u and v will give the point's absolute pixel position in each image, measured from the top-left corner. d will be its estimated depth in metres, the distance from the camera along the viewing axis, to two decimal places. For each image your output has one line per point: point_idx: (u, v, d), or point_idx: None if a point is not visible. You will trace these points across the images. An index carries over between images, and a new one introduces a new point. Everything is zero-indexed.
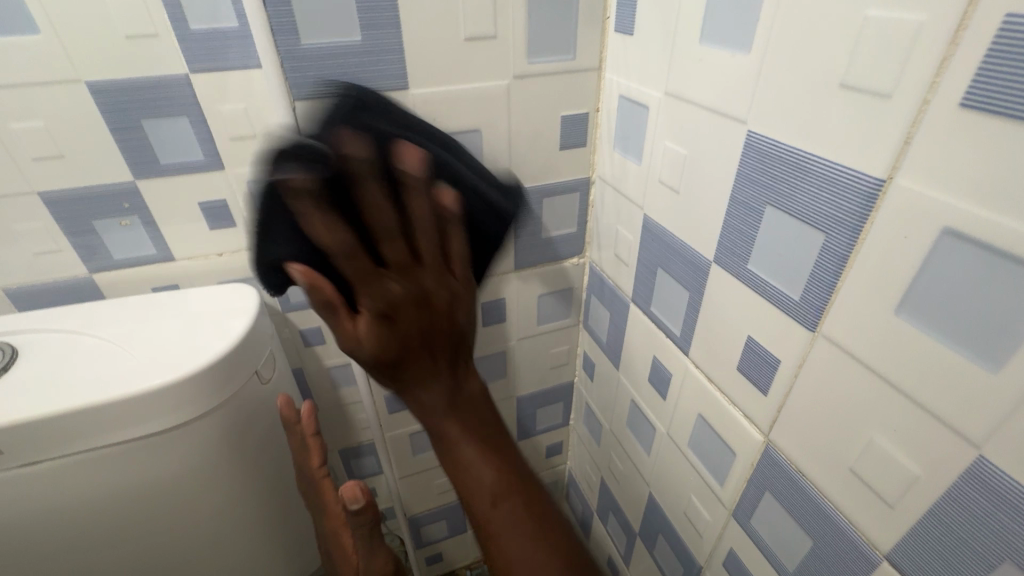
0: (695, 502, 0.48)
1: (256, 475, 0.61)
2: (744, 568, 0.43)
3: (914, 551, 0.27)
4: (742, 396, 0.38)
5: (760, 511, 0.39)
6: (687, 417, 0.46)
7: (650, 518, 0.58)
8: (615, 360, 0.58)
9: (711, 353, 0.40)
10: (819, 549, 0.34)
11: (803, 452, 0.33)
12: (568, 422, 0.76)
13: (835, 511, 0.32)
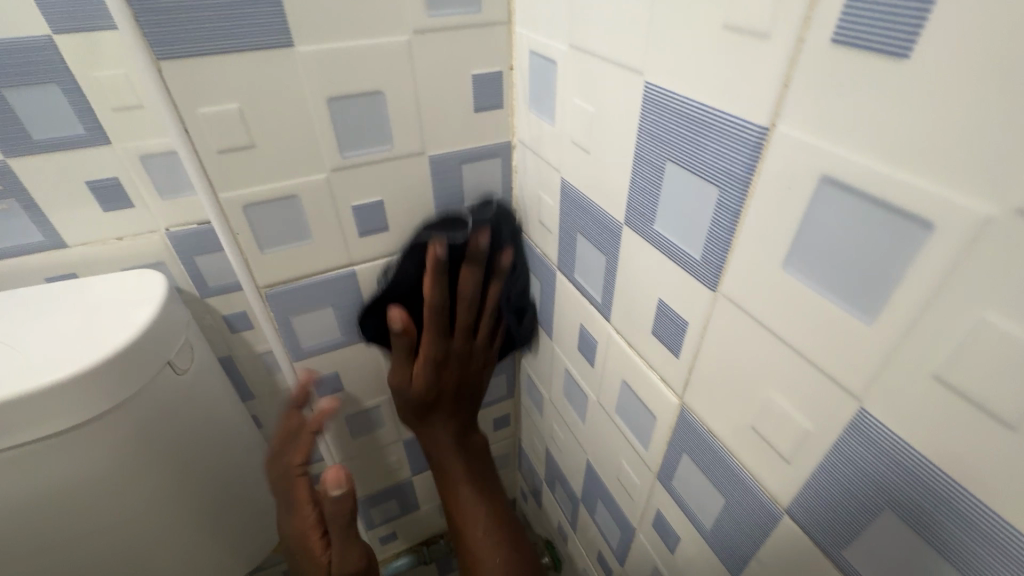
0: (625, 466, 0.48)
1: (183, 468, 0.59)
2: (670, 527, 0.44)
3: (810, 503, 0.27)
4: (657, 359, 0.37)
5: (680, 472, 0.39)
6: (613, 384, 0.45)
7: (589, 483, 0.58)
8: (549, 330, 0.57)
9: (629, 318, 0.39)
10: (730, 506, 0.34)
11: (711, 412, 0.33)
12: (513, 394, 0.76)
13: (741, 468, 0.32)
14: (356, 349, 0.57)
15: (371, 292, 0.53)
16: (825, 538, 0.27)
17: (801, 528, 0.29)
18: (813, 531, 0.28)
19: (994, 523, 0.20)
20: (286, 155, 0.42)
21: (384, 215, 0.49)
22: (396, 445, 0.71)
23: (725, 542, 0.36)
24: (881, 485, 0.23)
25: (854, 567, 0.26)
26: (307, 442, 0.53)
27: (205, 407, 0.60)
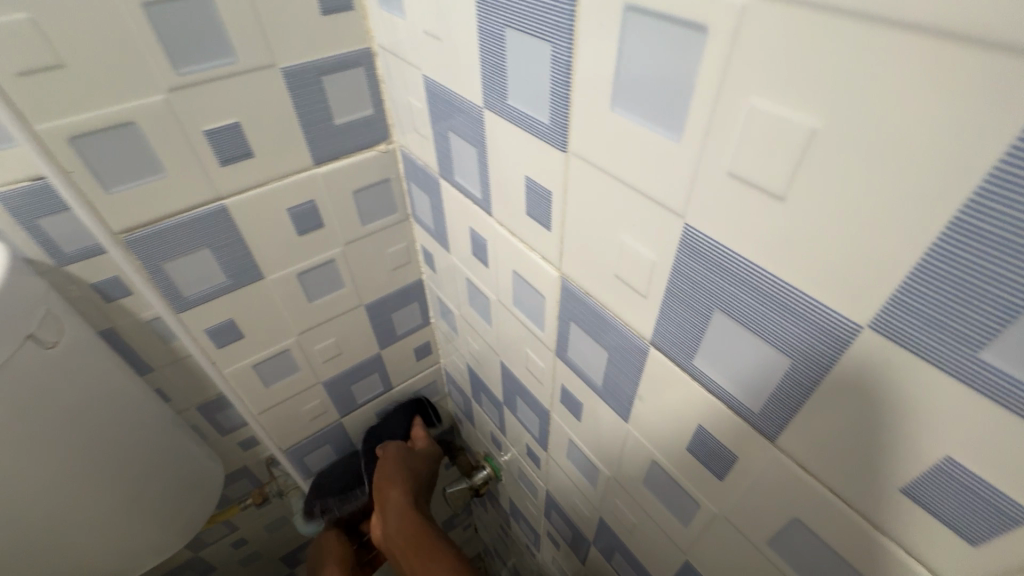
0: (531, 355, 0.51)
1: (81, 445, 0.54)
2: (574, 397, 0.48)
3: (667, 329, 0.31)
4: (536, 238, 0.39)
5: (572, 341, 0.42)
6: (506, 277, 0.47)
7: (507, 384, 0.62)
8: (445, 244, 0.57)
9: (506, 205, 0.41)
10: (612, 356, 0.38)
11: (585, 273, 0.36)
12: (429, 321, 0.77)
13: (615, 318, 0.35)
14: (248, 292, 0.55)
15: (249, 228, 0.50)
16: (682, 357, 0.31)
17: (663, 353, 0.33)
18: (673, 354, 0.32)
19: (790, 288, 0.23)
20: (108, 75, 0.37)
21: (244, 139, 0.45)
22: (317, 389, 0.71)
23: (615, 392, 0.40)
24: (804, 348, 0.23)
25: (703, 373, 0.30)
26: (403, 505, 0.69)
27: (94, 382, 0.55)
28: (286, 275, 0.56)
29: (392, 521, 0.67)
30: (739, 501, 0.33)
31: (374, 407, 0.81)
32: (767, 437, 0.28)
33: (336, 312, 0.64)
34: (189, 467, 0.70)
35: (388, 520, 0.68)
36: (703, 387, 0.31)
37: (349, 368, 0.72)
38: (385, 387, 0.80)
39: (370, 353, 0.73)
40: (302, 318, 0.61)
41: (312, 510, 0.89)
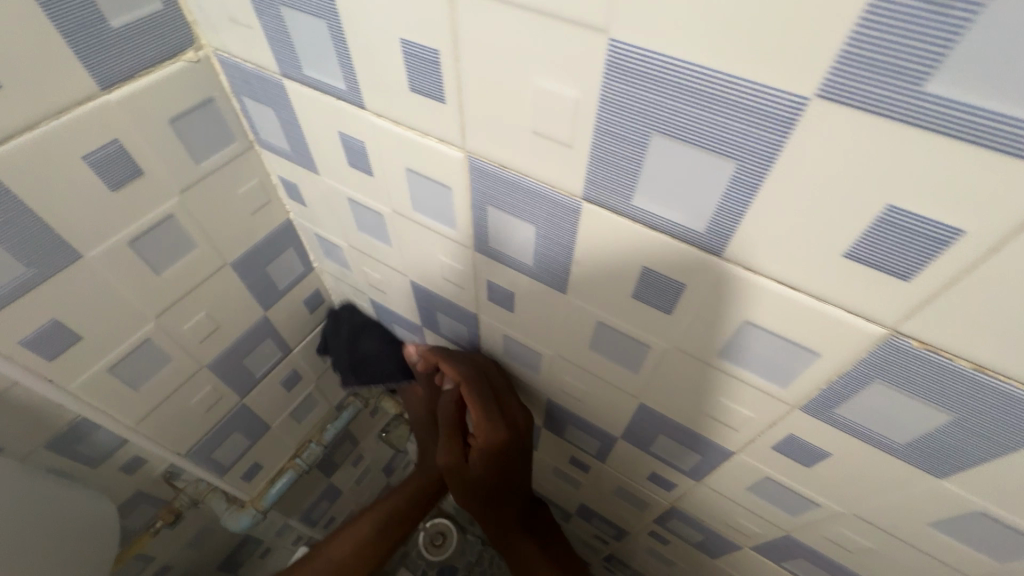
0: (446, 261, 0.48)
1: None
2: (501, 289, 0.46)
3: (599, 176, 0.29)
4: (428, 119, 0.34)
5: (491, 227, 0.39)
6: (399, 180, 0.42)
7: (422, 303, 0.58)
8: (310, 165, 0.49)
9: (381, 88, 0.35)
10: (540, 228, 0.36)
11: (494, 142, 0.32)
12: (312, 265, 0.68)
13: (537, 183, 0.33)
14: (67, 279, 0.42)
15: (36, 192, 0.37)
16: (618, 201, 0.30)
17: (598, 204, 0.31)
18: (608, 201, 0.31)
19: (710, 75, 0.22)
20: None
21: None
22: (203, 374, 0.60)
23: (547, 266, 0.39)
24: (669, 117, 0.24)
25: (643, 211, 0.30)
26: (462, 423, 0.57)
27: None
28: (114, 245, 0.44)
29: (480, 439, 0.54)
30: (688, 327, 0.35)
31: (277, 376, 0.72)
32: (713, 253, 0.29)
33: (197, 278, 0.53)
34: (73, 501, 0.56)
35: (495, 427, 0.53)
36: (643, 225, 0.30)
37: (234, 341, 0.62)
38: (282, 352, 0.71)
39: (255, 318, 0.63)
40: (157, 295, 0.50)
41: (239, 506, 0.80)
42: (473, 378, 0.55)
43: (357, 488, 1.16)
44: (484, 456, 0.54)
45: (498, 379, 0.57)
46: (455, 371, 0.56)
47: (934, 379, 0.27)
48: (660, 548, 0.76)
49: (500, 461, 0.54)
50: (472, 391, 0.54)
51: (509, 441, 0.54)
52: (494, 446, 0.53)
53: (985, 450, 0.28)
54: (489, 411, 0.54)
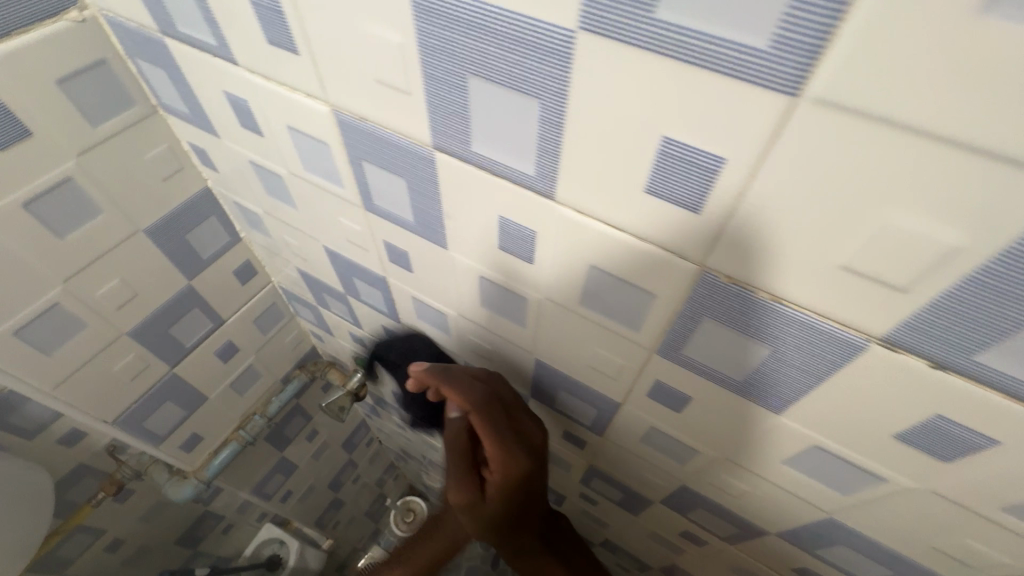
0: (345, 223, 0.49)
1: None
2: (398, 249, 0.47)
3: (441, 124, 0.30)
4: (291, 73, 0.35)
5: (372, 184, 0.40)
6: (285, 139, 0.42)
7: (340, 269, 0.59)
8: (210, 129, 0.50)
9: (246, 42, 0.35)
10: (410, 182, 0.37)
11: (349, 95, 0.33)
12: (239, 236, 0.68)
13: (395, 135, 0.34)
14: None
15: None
16: (463, 149, 0.31)
17: (448, 153, 0.32)
18: (456, 149, 0.32)
19: (497, 10, 0.23)
20: None
21: None
22: (124, 342, 0.61)
23: (425, 221, 0.40)
24: (479, 58, 0.25)
25: (485, 157, 0.31)
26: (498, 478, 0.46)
27: None
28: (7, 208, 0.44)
29: (497, 477, 0.46)
30: (552, 277, 0.36)
31: (212, 346, 0.73)
32: (548, 197, 0.30)
33: (106, 245, 0.53)
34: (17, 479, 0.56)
35: (514, 455, 0.46)
36: (488, 172, 0.31)
37: (157, 309, 0.62)
38: (215, 322, 0.71)
39: (179, 287, 0.63)
40: (62, 260, 0.50)
41: (182, 477, 0.81)
42: (482, 405, 0.47)
43: (314, 463, 1.18)
44: (503, 492, 0.46)
45: (506, 398, 0.50)
46: (462, 399, 0.47)
47: (746, 312, 0.28)
48: (592, 509, 0.78)
49: (519, 490, 0.47)
50: (481, 422, 0.46)
51: (529, 470, 0.47)
52: (515, 478, 0.46)
53: (802, 380, 0.30)
54: (505, 434, 0.46)
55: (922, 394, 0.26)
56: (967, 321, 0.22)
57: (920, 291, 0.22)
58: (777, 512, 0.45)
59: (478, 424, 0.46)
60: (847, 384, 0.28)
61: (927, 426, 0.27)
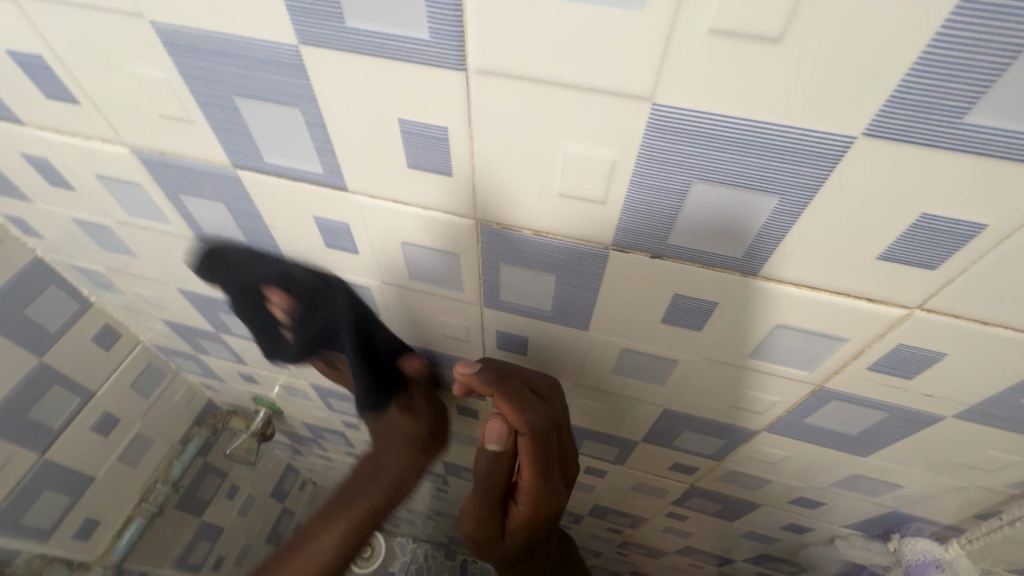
0: (187, 257, 0.50)
1: None
2: (245, 271, 0.49)
3: (230, 143, 0.34)
4: (78, 123, 0.36)
5: (195, 214, 0.42)
6: (98, 188, 0.43)
7: (202, 307, 0.59)
8: (19, 195, 0.49)
9: (24, 101, 0.36)
10: (227, 204, 0.40)
11: (140, 132, 0.35)
12: (89, 300, 0.66)
13: (196, 162, 0.37)
14: None
15: None
16: (258, 162, 0.35)
17: (247, 169, 0.36)
18: (252, 164, 0.35)
19: (231, 36, 0.27)
20: None
21: None
22: None
23: (255, 238, 0.43)
24: (236, 79, 0.29)
25: (278, 166, 0.34)
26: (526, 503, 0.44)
27: None
28: None
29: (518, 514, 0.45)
30: (379, 261, 0.41)
31: (87, 422, 0.69)
32: (342, 189, 0.34)
33: None
34: None
35: (551, 495, 0.44)
36: (286, 178, 0.35)
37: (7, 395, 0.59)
38: (83, 397, 0.68)
39: (28, 367, 0.60)
40: None
41: (83, 568, 0.76)
42: (540, 432, 0.41)
43: (241, 521, 1.12)
44: (523, 526, 0.45)
45: (559, 416, 0.44)
46: (517, 421, 0.40)
47: (523, 249, 0.35)
48: None
49: (538, 525, 0.46)
50: (530, 451, 0.41)
51: (556, 509, 0.45)
52: (541, 516, 0.44)
53: (588, 295, 0.37)
54: (552, 473, 0.43)
55: (733, 294, 0.33)
56: (651, 214, 0.29)
57: (613, 198, 0.29)
58: (634, 419, 0.52)
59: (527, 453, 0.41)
60: (612, 289, 0.36)
61: (677, 306, 0.35)
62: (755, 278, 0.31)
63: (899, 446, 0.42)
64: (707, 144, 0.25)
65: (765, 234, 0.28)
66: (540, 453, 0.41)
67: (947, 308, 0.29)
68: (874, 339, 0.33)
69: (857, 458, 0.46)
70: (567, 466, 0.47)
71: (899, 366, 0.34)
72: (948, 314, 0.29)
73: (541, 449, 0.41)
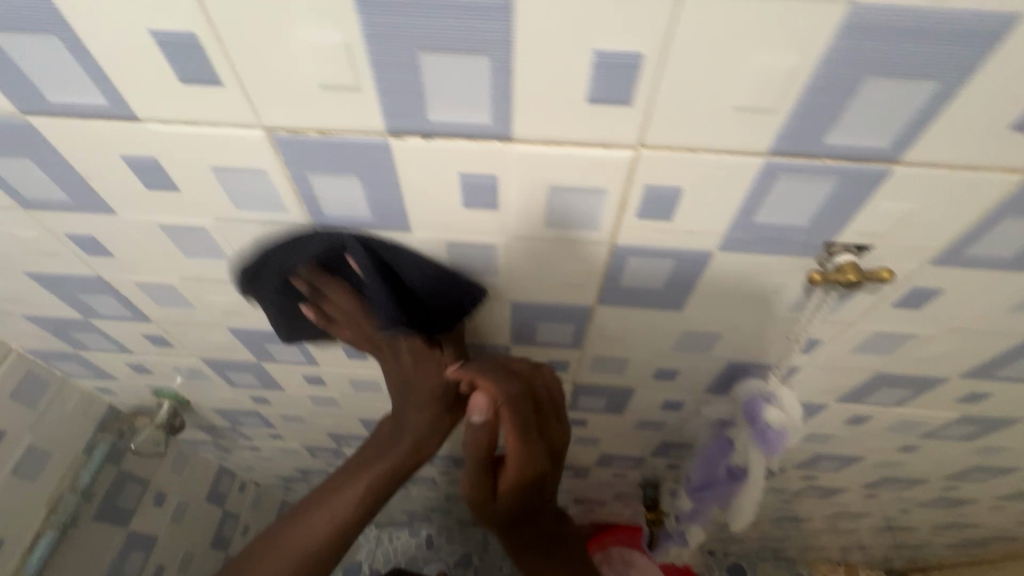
0: (22, 233, 0.50)
1: None
2: (85, 238, 0.50)
3: (9, 87, 0.35)
4: None
5: (9, 178, 0.43)
6: None
7: (60, 292, 0.59)
8: None
9: None
10: (36, 159, 0.41)
11: None
12: None
13: None
14: None
15: None
16: (45, 104, 0.36)
17: (39, 115, 0.37)
18: (41, 108, 0.36)
19: None
20: None
21: None
22: None
23: (79, 194, 0.44)
24: None
25: (66, 106, 0.36)
26: (514, 469, 0.50)
27: None
28: None
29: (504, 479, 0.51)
30: (203, 195, 0.43)
31: None
32: (134, 119, 0.37)
33: None
34: None
35: (533, 461, 0.50)
36: (79, 118, 0.37)
37: None
38: None
39: None
40: None
41: None
42: (514, 400, 0.47)
43: (177, 528, 1.10)
44: (513, 487, 0.51)
45: (536, 391, 0.51)
46: (494, 392, 0.47)
47: (320, 154, 0.38)
48: None
49: (528, 489, 0.52)
50: (508, 415, 0.47)
51: (539, 473, 0.51)
52: (524, 480, 0.50)
53: (393, 192, 0.41)
54: (528, 437, 0.48)
55: (507, 165, 0.38)
56: (403, 97, 0.33)
57: (365, 85, 0.33)
58: (495, 321, 0.57)
59: (508, 419, 0.47)
60: (411, 182, 0.40)
61: (467, 187, 0.40)
62: (510, 144, 0.36)
63: (699, 294, 0.50)
64: (414, 11, 0.29)
65: (496, 97, 0.33)
66: (518, 427, 0.48)
67: (659, 142, 0.35)
68: (626, 185, 0.39)
69: (678, 315, 0.53)
70: (552, 437, 0.53)
71: (658, 208, 0.40)
72: (661, 148, 0.36)
73: (519, 417, 0.48)
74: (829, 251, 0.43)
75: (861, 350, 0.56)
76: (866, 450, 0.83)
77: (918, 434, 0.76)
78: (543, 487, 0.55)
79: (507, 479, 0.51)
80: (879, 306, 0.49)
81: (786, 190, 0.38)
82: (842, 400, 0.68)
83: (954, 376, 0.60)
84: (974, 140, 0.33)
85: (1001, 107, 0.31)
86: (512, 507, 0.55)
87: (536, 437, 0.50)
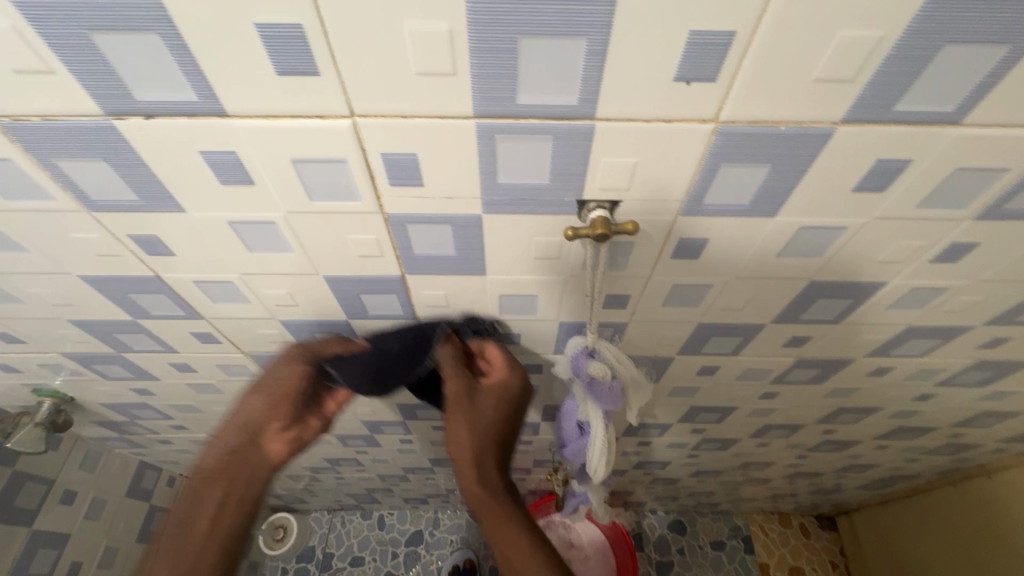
0: None
1: None
2: None
3: None
4: None
5: None
6: None
7: None
8: None
9: None
10: None
11: None
12: None
13: None
14: None
15: None
16: None
17: None
18: None
19: None
20: None
21: None
22: None
23: None
24: None
25: None
26: (452, 374, 0.58)
27: None
28: None
29: (472, 467, 0.51)
30: None
31: None
32: None
33: None
34: None
35: (498, 383, 0.59)
36: None
37: None
38: None
39: None
40: None
41: None
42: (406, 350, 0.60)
43: (95, 525, 1.12)
44: (482, 414, 0.56)
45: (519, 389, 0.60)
46: (499, 374, 0.60)
47: (51, 137, 0.38)
48: None
49: (493, 418, 0.56)
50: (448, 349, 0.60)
51: (505, 410, 0.57)
52: (494, 405, 0.57)
53: (146, 171, 0.42)
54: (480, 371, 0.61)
55: (237, 139, 0.39)
56: (99, 78, 0.34)
57: (57, 67, 0.33)
58: (320, 297, 0.59)
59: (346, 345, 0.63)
60: (154, 159, 0.40)
61: (214, 164, 0.41)
62: (229, 119, 0.37)
63: (493, 257, 0.52)
64: None
65: (187, 72, 0.34)
66: (496, 376, 0.60)
67: (367, 109, 0.36)
68: (362, 153, 0.40)
69: (486, 280, 0.55)
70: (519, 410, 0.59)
71: (405, 176, 0.42)
72: (373, 116, 0.37)
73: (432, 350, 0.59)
74: (586, 209, 0.45)
75: (671, 303, 0.59)
76: (734, 399, 0.87)
77: (770, 381, 0.80)
78: (505, 432, 0.56)
79: (489, 408, 0.56)
80: (660, 258, 0.52)
81: (511, 151, 0.40)
82: (684, 352, 0.71)
83: (770, 321, 0.64)
84: (650, 91, 0.35)
85: (657, 61, 0.33)
86: (486, 451, 0.53)
87: (504, 386, 0.59)
